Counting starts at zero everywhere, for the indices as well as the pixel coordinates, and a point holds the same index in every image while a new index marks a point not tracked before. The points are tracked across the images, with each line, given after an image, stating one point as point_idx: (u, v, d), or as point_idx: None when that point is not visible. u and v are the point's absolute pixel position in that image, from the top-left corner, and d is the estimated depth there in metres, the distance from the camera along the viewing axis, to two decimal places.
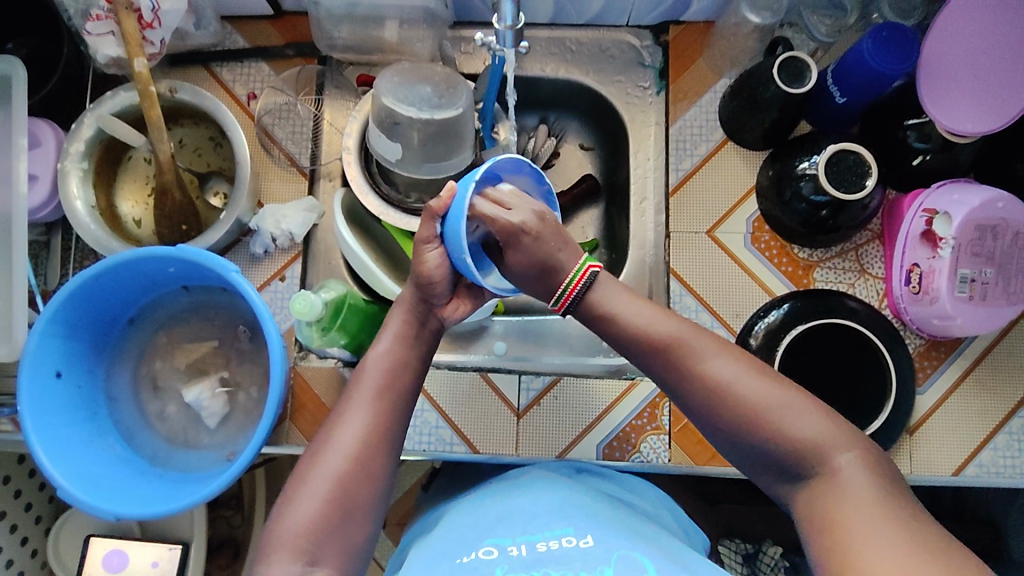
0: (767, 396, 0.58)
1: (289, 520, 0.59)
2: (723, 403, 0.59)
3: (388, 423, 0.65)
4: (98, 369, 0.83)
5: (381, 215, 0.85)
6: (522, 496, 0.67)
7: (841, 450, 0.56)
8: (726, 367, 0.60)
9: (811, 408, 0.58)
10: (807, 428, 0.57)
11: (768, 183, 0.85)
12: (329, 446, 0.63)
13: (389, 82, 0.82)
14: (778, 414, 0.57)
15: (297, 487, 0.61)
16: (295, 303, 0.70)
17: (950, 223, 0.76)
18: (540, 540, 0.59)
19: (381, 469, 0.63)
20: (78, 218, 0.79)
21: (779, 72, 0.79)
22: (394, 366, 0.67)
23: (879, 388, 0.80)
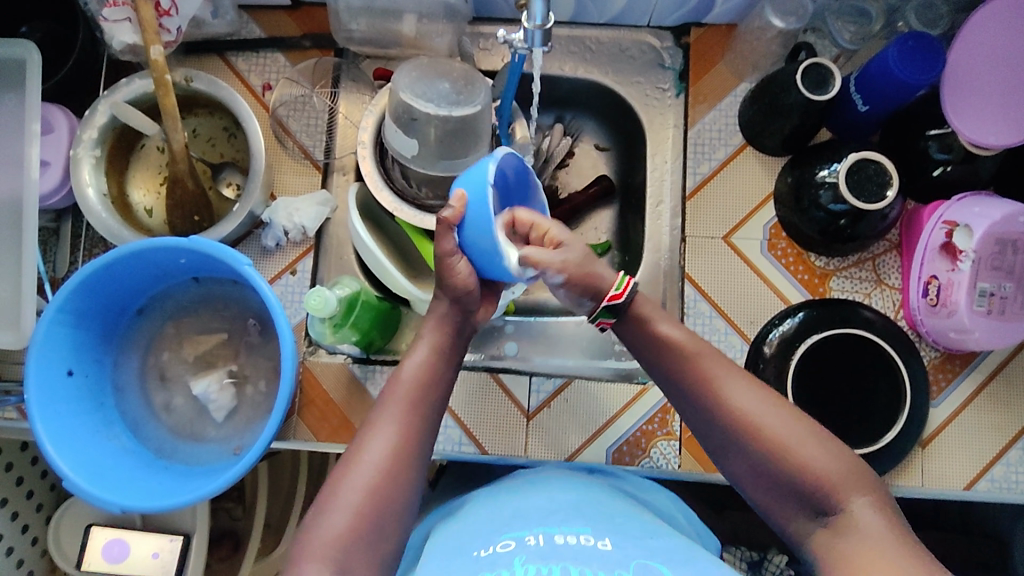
0: (791, 432, 0.59)
1: (317, 531, 0.58)
2: (746, 430, 0.60)
3: (418, 436, 0.64)
4: (105, 358, 0.82)
5: (394, 210, 0.85)
6: (537, 492, 0.67)
7: (858, 493, 0.56)
8: (750, 398, 0.61)
9: (835, 445, 0.59)
10: (829, 463, 0.58)
11: (787, 190, 0.84)
12: (355, 456, 0.62)
13: (407, 77, 0.81)
14: (799, 448, 0.58)
15: (326, 499, 0.60)
16: (310, 300, 0.70)
17: (971, 236, 0.75)
18: (558, 532, 0.58)
19: (407, 477, 0.62)
20: (89, 205, 0.78)
21: (803, 79, 0.78)
22: (424, 377, 0.66)
23: (894, 400, 0.79)
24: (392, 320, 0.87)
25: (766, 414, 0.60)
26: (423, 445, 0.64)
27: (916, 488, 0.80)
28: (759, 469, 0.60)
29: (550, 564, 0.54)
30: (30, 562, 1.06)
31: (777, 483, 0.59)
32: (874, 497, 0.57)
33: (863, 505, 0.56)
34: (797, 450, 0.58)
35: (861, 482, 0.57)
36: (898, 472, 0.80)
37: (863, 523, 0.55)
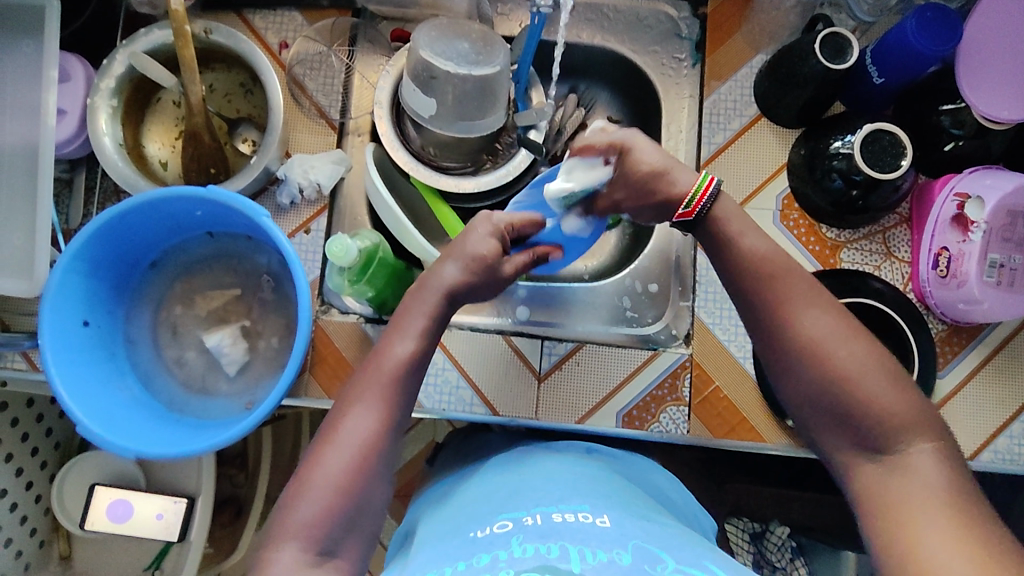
0: (860, 368, 0.58)
1: (294, 513, 0.58)
2: (815, 358, 0.60)
3: (395, 418, 0.64)
4: (118, 310, 0.82)
5: (410, 170, 0.85)
6: (534, 475, 0.66)
7: (917, 439, 0.56)
8: (822, 327, 0.60)
9: (899, 387, 0.58)
10: (893, 401, 0.57)
11: (800, 161, 0.85)
12: (334, 442, 0.62)
13: (426, 36, 0.80)
14: (865, 385, 0.58)
15: (304, 481, 0.60)
16: (332, 246, 0.71)
17: (983, 207, 0.76)
18: (557, 511, 0.57)
19: (383, 462, 0.62)
20: (106, 154, 0.78)
21: (823, 47, 0.78)
22: (406, 357, 0.66)
23: (901, 372, 0.80)
24: (406, 281, 0.88)
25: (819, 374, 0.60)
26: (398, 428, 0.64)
27: None
28: (820, 398, 0.60)
29: (546, 542, 0.52)
30: (32, 520, 1.06)
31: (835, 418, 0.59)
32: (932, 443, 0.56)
33: (920, 453, 0.56)
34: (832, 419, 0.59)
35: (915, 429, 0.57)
36: None
37: (922, 466, 0.55)
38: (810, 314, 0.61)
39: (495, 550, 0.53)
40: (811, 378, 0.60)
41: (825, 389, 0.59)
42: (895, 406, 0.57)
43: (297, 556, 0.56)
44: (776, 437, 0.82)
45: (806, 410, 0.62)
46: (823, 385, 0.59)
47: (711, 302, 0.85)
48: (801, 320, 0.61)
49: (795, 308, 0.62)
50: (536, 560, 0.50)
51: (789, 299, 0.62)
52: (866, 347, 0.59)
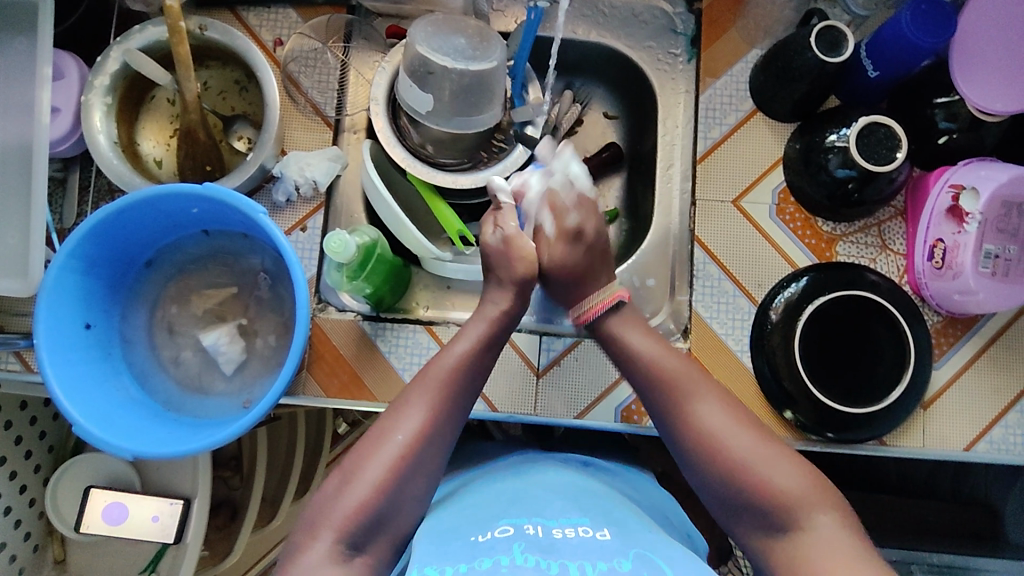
0: (755, 453, 0.66)
1: (342, 501, 0.62)
2: (714, 450, 0.67)
3: (445, 423, 0.68)
4: (114, 309, 0.81)
5: (406, 166, 0.84)
6: (533, 483, 0.68)
7: (818, 510, 0.62)
8: (715, 421, 0.68)
9: (792, 465, 0.65)
10: (788, 483, 0.64)
11: (796, 155, 0.85)
12: (384, 437, 0.66)
13: (422, 32, 0.81)
14: (761, 469, 0.65)
15: (352, 472, 0.64)
16: (330, 242, 0.70)
17: (978, 198, 0.76)
18: (556, 524, 0.60)
19: (432, 460, 0.66)
20: (100, 151, 0.78)
21: (817, 41, 0.79)
22: (459, 370, 0.70)
23: (895, 367, 0.81)
24: (404, 278, 0.88)
25: (737, 426, 0.68)
26: (444, 428, 0.68)
27: (917, 448, 0.81)
28: (722, 487, 0.66)
29: (547, 555, 0.55)
30: (26, 524, 1.05)
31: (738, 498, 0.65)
32: (838, 516, 0.62)
33: (826, 520, 0.62)
34: (759, 463, 0.65)
35: (822, 501, 0.63)
36: (900, 432, 0.82)
37: (824, 535, 0.61)
38: (702, 406, 0.70)
39: (497, 555, 0.56)
40: (713, 471, 0.67)
41: (728, 476, 0.66)
42: (789, 485, 0.64)
43: (326, 544, 0.61)
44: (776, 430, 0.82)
45: (712, 500, 0.67)
46: (724, 470, 0.66)
47: (709, 296, 0.85)
48: (698, 418, 0.69)
49: (691, 400, 0.70)
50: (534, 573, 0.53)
51: (687, 393, 0.70)
52: (757, 437, 0.67)
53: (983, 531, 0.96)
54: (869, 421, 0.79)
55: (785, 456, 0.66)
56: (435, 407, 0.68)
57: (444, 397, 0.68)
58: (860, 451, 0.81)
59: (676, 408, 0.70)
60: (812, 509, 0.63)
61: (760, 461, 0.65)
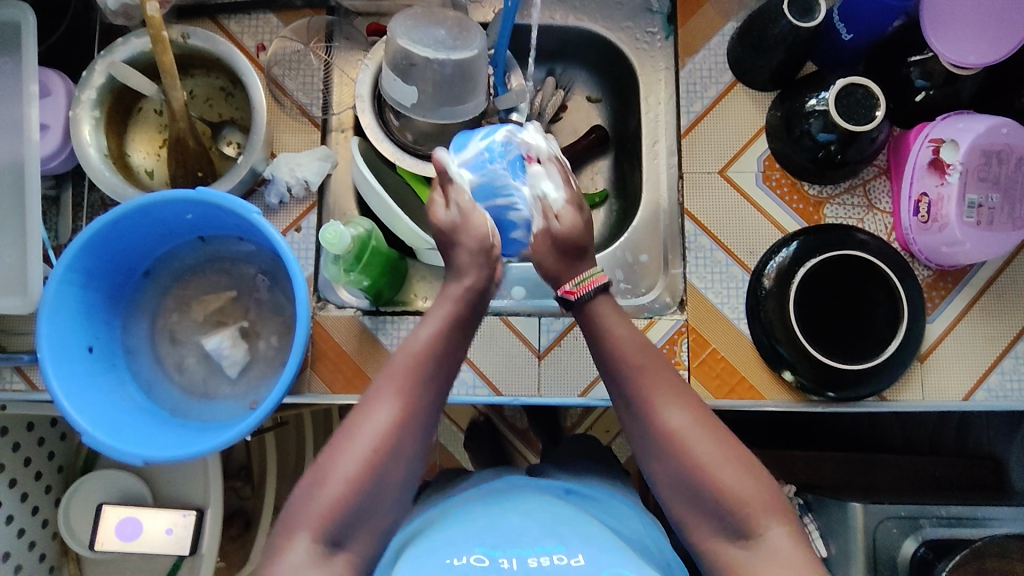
0: (720, 454, 0.62)
1: (311, 502, 0.61)
2: (677, 447, 0.63)
3: (422, 413, 0.65)
4: (115, 321, 0.82)
5: (395, 160, 0.87)
6: (512, 514, 0.67)
7: (776, 520, 0.60)
8: (681, 420, 0.64)
9: (751, 475, 0.62)
10: (746, 489, 0.61)
11: (778, 123, 0.87)
12: (353, 435, 0.63)
13: (402, 26, 0.82)
14: (721, 476, 0.61)
15: (321, 471, 0.63)
16: (325, 234, 0.70)
17: (957, 149, 0.78)
18: (532, 555, 0.59)
19: (406, 454, 0.64)
20: (91, 164, 0.78)
21: (790, 8, 0.80)
22: (431, 356, 0.67)
23: (883, 337, 0.82)
24: (400, 271, 0.88)
25: (700, 426, 0.64)
26: (419, 421, 0.65)
27: (917, 401, 0.83)
28: (683, 495, 0.62)
29: None
30: (40, 546, 1.05)
31: (696, 500, 0.62)
32: (790, 527, 0.61)
33: (780, 532, 0.60)
34: (722, 468, 0.62)
35: (781, 510, 0.61)
36: (898, 387, 0.83)
37: (777, 545, 0.59)
38: (669, 405, 0.65)
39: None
40: (671, 474, 0.63)
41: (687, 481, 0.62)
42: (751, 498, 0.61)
43: (306, 548, 0.60)
44: (776, 394, 0.84)
45: (672, 502, 0.63)
46: (685, 472, 0.62)
47: (703, 267, 0.86)
48: (665, 417, 0.64)
49: (659, 401, 0.65)
50: None
51: (656, 395, 0.65)
52: (719, 439, 0.63)
53: (986, 481, 0.97)
54: (868, 377, 0.80)
55: (749, 464, 0.63)
56: (403, 399, 0.65)
57: (412, 388, 0.65)
58: (860, 408, 0.83)
59: (641, 401, 0.66)
60: (770, 517, 0.60)
61: (723, 464, 0.62)
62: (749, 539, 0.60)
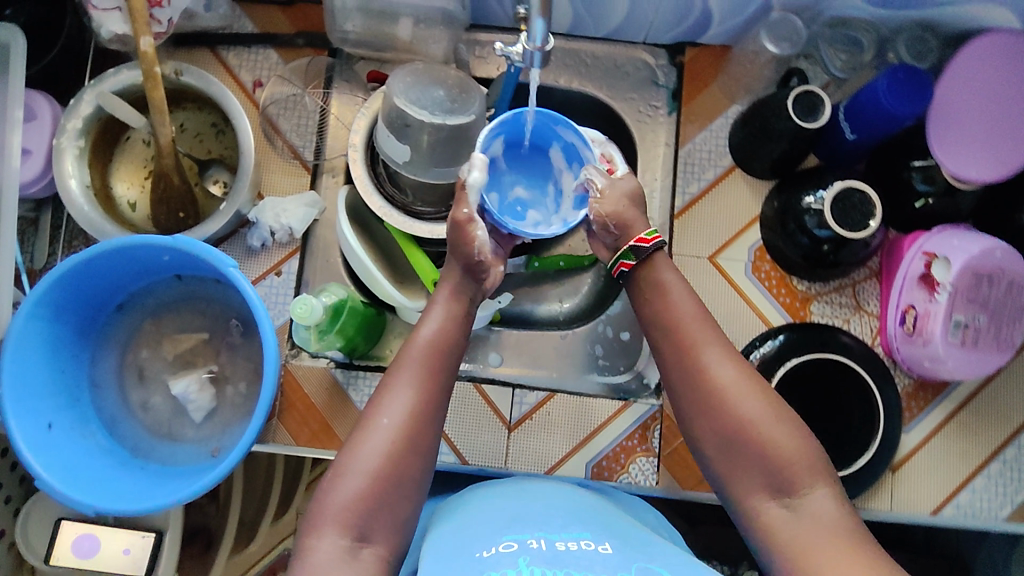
0: (761, 412, 0.63)
1: (338, 492, 0.64)
2: (718, 408, 0.64)
3: (436, 401, 0.70)
4: (83, 354, 0.80)
5: (383, 215, 0.85)
6: (532, 495, 0.70)
7: (818, 483, 0.60)
8: (729, 374, 0.65)
9: (797, 431, 0.63)
10: (790, 446, 0.62)
11: (773, 213, 0.86)
12: (373, 426, 0.67)
13: (401, 82, 0.81)
14: (767, 429, 0.62)
15: (345, 461, 0.66)
16: (296, 307, 0.66)
17: (949, 268, 0.76)
18: (559, 538, 0.62)
19: (424, 441, 0.68)
20: (72, 198, 0.77)
21: (794, 104, 0.79)
22: (438, 348, 0.73)
23: (863, 434, 0.81)
24: (376, 325, 0.87)
25: (743, 381, 0.65)
26: (432, 406, 0.69)
27: (885, 510, 0.82)
28: (724, 460, 0.64)
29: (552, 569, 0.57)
30: None
31: (735, 459, 0.63)
32: (834, 489, 0.61)
33: (823, 493, 0.60)
34: (769, 425, 0.63)
35: (823, 471, 0.61)
36: (867, 495, 0.82)
37: (817, 508, 0.59)
38: (713, 353, 0.67)
39: (507, 570, 0.57)
40: (714, 432, 0.64)
41: (729, 433, 0.63)
42: (796, 454, 0.61)
43: (336, 541, 0.62)
44: None
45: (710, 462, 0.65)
46: (727, 427, 0.64)
47: None
48: (713, 368, 0.66)
49: (706, 351, 0.67)
50: None
51: (703, 347, 0.67)
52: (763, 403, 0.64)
53: None
54: None
55: (794, 424, 0.63)
56: (417, 388, 0.69)
57: (426, 377, 0.70)
58: None
59: (684, 365, 0.67)
60: (811, 479, 0.60)
61: (768, 423, 0.63)
62: (793, 497, 0.60)
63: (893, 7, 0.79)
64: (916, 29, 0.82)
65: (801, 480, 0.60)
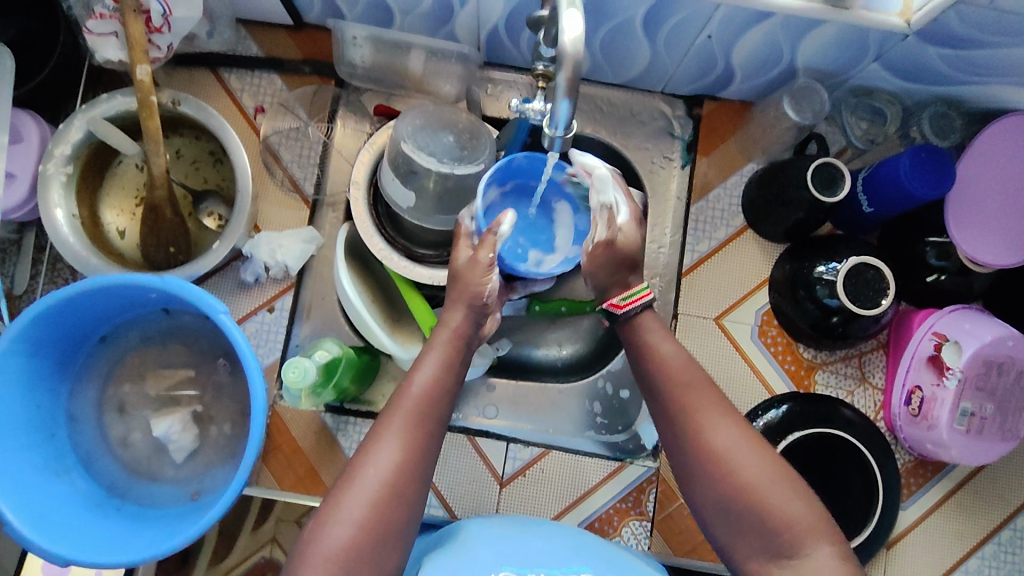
0: (766, 474, 0.59)
1: (321, 545, 0.60)
2: (720, 470, 0.60)
3: (425, 448, 0.65)
4: (61, 387, 0.77)
5: (383, 258, 0.82)
6: (532, 534, 0.72)
7: (821, 541, 0.56)
8: (724, 438, 0.61)
9: (802, 495, 0.59)
10: (795, 510, 0.58)
11: (783, 278, 0.84)
12: (359, 476, 0.63)
13: (409, 125, 0.78)
14: (769, 495, 0.58)
15: (329, 512, 0.61)
16: (287, 372, 0.63)
17: (959, 354, 0.75)
18: (557, 572, 0.66)
19: (414, 492, 0.63)
20: (57, 228, 0.73)
21: (813, 178, 0.76)
22: (432, 392, 0.68)
23: (865, 504, 0.80)
24: (370, 370, 0.84)
25: (749, 445, 0.61)
26: (423, 456, 0.65)
27: None
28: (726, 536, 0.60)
29: None
30: None
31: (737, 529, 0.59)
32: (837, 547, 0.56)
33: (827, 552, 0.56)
34: (770, 488, 0.58)
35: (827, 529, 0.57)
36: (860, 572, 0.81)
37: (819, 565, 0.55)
38: (709, 416, 0.63)
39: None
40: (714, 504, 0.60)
41: (728, 500, 0.60)
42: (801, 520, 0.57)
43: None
44: None
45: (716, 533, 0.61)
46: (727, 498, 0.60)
47: None
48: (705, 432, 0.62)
49: (704, 415, 0.63)
50: None
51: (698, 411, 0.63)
52: (764, 459, 0.60)
53: None
54: None
55: (800, 488, 0.59)
56: (407, 435, 0.65)
57: (417, 423, 0.66)
58: None
59: (686, 426, 0.63)
60: (815, 537, 0.57)
61: (769, 485, 0.59)
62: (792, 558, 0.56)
63: (920, 82, 0.76)
64: (940, 105, 0.79)
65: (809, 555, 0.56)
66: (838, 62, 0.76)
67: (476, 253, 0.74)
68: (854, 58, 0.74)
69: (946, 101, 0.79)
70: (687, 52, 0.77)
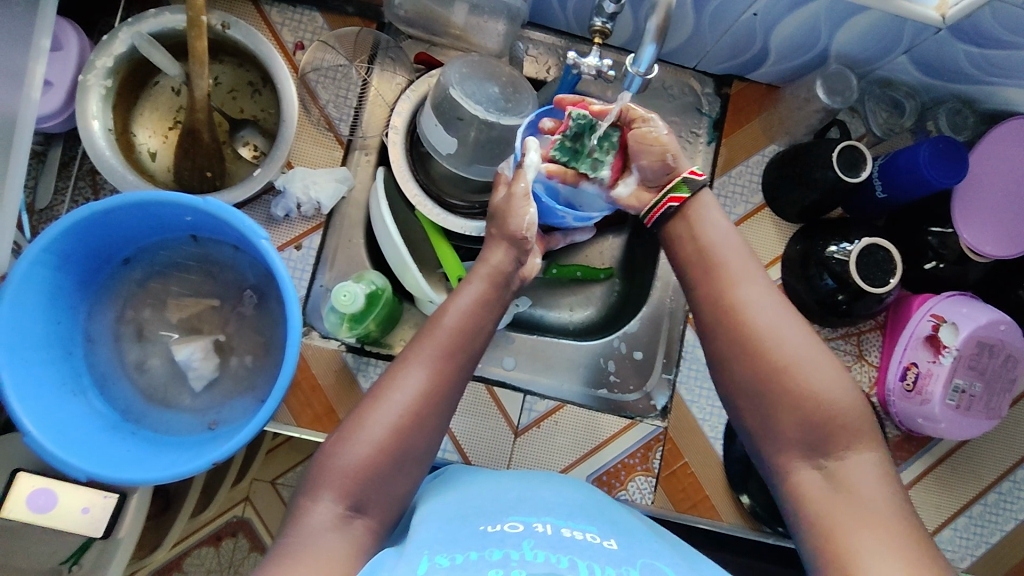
0: (806, 359, 0.60)
1: (339, 461, 0.59)
2: (754, 344, 0.62)
3: (450, 385, 0.64)
4: (81, 306, 0.75)
5: (417, 203, 0.84)
6: (542, 486, 0.63)
7: (839, 428, 0.58)
8: (768, 314, 0.63)
9: (818, 355, 0.61)
10: (835, 395, 0.59)
11: (796, 256, 0.88)
12: (383, 400, 0.61)
13: (457, 73, 0.81)
14: (787, 355, 0.60)
15: (351, 430, 0.60)
16: (339, 294, 0.75)
17: (957, 334, 0.80)
18: (566, 526, 0.54)
19: (434, 425, 0.63)
20: (93, 140, 0.72)
21: (839, 158, 0.80)
22: (465, 329, 0.67)
23: None
24: (394, 316, 0.86)
25: (785, 320, 0.63)
26: (448, 392, 0.64)
27: None
28: (748, 413, 0.62)
29: (558, 553, 0.49)
30: None
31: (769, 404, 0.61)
32: (864, 436, 0.58)
33: (843, 438, 0.57)
34: (808, 368, 0.60)
35: (862, 430, 0.58)
36: None
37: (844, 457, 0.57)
38: (740, 277, 0.66)
39: (506, 548, 0.49)
40: (747, 370, 0.62)
41: (764, 379, 0.61)
42: (838, 400, 0.58)
43: (331, 507, 0.57)
44: (731, 516, 0.84)
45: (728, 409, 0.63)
46: (756, 373, 0.61)
47: (693, 379, 0.88)
48: (736, 297, 0.64)
49: (722, 280, 0.67)
50: (546, 569, 0.47)
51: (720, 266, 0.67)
52: (809, 342, 0.62)
53: None
54: None
55: (843, 374, 0.61)
56: (435, 368, 0.64)
57: (446, 358, 0.65)
58: None
59: (724, 299, 0.65)
60: (838, 428, 0.58)
61: (809, 364, 0.60)
62: (827, 459, 0.58)
63: (940, 79, 0.82)
64: (956, 102, 0.86)
65: (821, 424, 0.58)
66: (870, 52, 0.81)
67: (512, 191, 0.75)
68: (886, 48, 0.79)
69: (962, 98, 0.85)
70: (728, 29, 0.81)
